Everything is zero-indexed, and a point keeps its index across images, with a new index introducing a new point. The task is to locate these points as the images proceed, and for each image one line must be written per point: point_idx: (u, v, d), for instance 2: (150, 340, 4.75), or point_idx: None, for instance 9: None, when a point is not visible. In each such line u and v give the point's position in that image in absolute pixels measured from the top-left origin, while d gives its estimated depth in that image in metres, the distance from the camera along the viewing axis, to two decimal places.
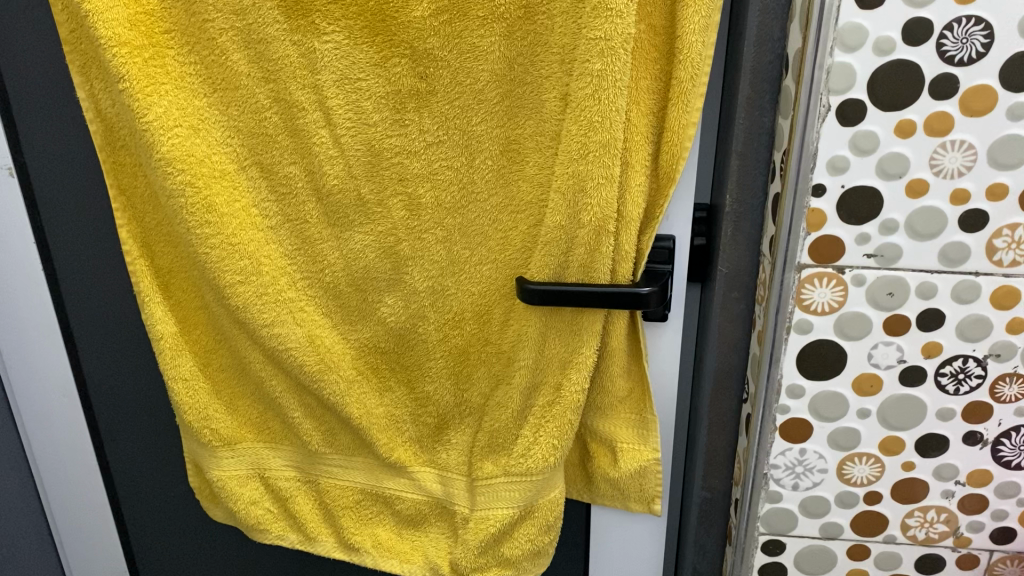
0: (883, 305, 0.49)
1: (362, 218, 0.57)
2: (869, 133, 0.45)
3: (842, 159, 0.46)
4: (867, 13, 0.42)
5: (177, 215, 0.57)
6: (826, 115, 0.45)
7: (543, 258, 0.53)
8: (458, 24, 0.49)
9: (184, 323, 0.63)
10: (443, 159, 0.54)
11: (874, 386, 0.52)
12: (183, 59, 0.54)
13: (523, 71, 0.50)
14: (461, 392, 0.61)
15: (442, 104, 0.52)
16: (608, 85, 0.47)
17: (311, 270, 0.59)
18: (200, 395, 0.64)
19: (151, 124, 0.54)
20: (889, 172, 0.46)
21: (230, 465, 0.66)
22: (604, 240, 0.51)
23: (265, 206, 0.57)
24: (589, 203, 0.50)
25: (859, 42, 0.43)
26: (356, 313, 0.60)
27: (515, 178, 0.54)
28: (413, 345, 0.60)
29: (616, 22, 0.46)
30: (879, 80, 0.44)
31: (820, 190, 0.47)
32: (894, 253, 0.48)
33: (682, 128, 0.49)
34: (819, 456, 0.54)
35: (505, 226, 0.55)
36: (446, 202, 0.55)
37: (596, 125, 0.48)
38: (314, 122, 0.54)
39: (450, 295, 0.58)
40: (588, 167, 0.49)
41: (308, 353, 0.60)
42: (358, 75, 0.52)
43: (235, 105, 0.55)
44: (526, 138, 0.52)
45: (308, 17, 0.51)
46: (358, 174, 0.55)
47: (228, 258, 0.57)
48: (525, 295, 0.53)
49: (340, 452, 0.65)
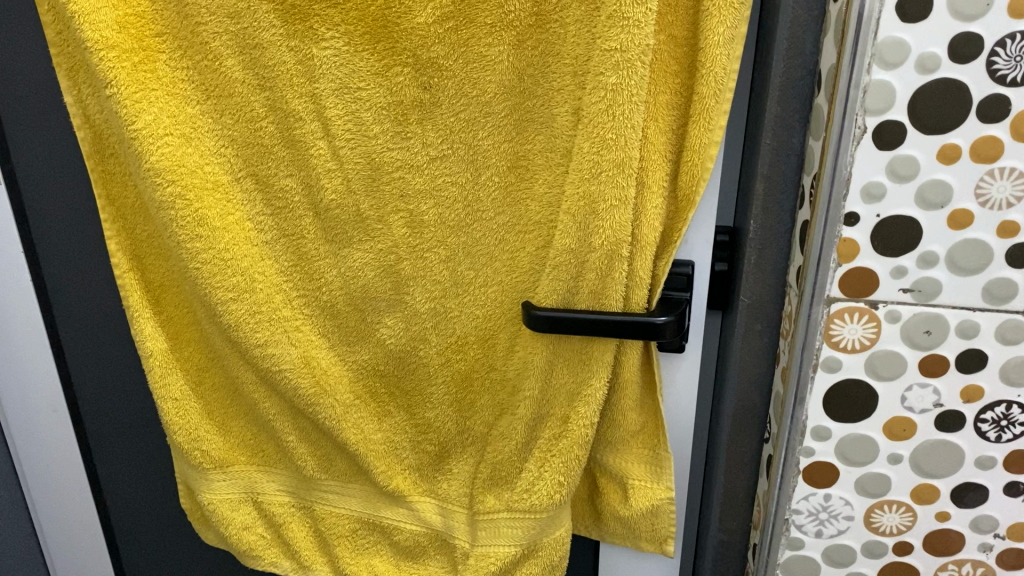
0: (919, 344, 0.45)
1: (362, 234, 0.53)
2: (908, 159, 0.41)
3: (878, 185, 0.42)
4: (909, 26, 0.38)
5: (167, 228, 0.54)
6: (861, 138, 0.41)
7: (551, 282, 0.50)
8: (464, 32, 0.46)
9: (175, 340, 0.59)
10: (448, 175, 0.51)
11: (906, 431, 0.48)
12: (175, 64, 0.51)
13: (534, 83, 0.47)
14: (463, 421, 0.58)
15: (447, 116, 0.49)
16: (623, 101, 0.44)
17: (308, 288, 0.56)
18: (190, 415, 0.60)
19: (140, 133, 0.51)
20: (930, 201, 0.42)
21: (222, 489, 0.62)
22: (616, 265, 0.48)
23: (260, 220, 0.54)
24: (601, 226, 0.47)
25: (899, 58, 0.39)
26: (354, 334, 0.57)
27: (522, 197, 0.51)
28: (414, 369, 0.57)
29: (633, 33, 0.42)
30: (921, 101, 0.40)
31: (853, 219, 0.43)
32: (933, 289, 0.44)
33: (703, 148, 0.45)
34: (845, 502, 0.50)
35: (513, 246, 0.52)
36: (450, 219, 0.52)
37: (610, 142, 0.45)
38: (312, 133, 0.51)
39: (453, 318, 0.55)
40: (601, 187, 0.46)
41: (302, 375, 0.57)
42: (358, 85, 0.49)
43: (229, 113, 0.52)
44: (535, 154, 0.49)
45: (306, 22, 0.48)
46: (357, 189, 0.52)
47: (220, 274, 0.54)
48: (531, 322, 0.50)
49: (335, 478, 0.61)
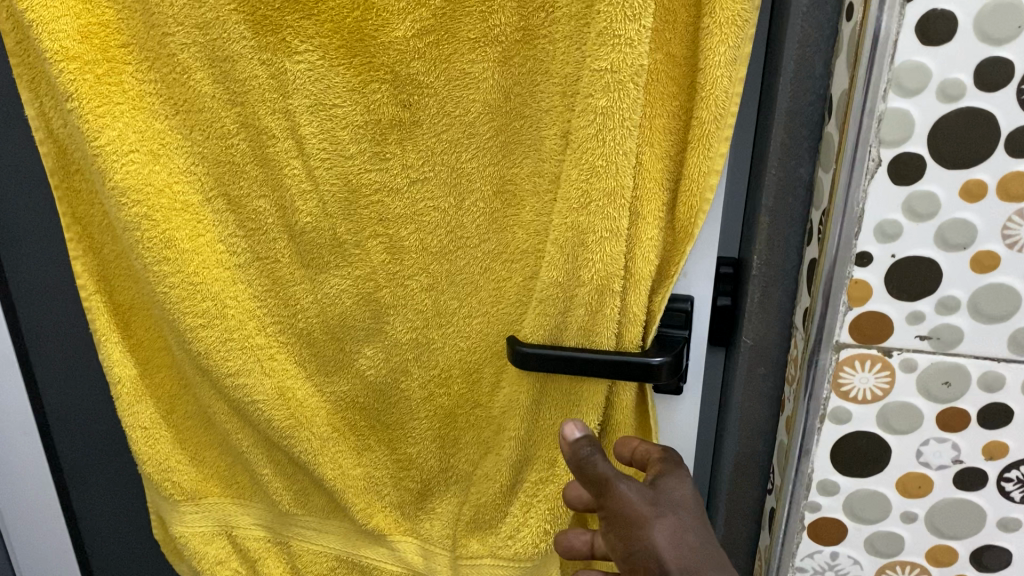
0: (937, 396, 0.41)
1: (339, 259, 0.50)
2: (928, 195, 0.37)
3: (894, 223, 0.38)
4: (930, 49, 0.34)
5: (133, 249, 0.51)
6: (875, 171, 0.37)
7: (537, 316, 0.46)
8: (446, 46, 0.43)
9: (145, 365, 0.57)
10: (430, 199, 0.47)
11: (922, 488, 0.44)
12: (142, 77, 0.48)
13: (522, 102, 0.44)
14: (447, 457, 0.54)
15: (428, 137, 0.45)
16: (614, 125, 0.40)
17: (283, 314, 0.53)
18: (161, 444, 0.57)
19: (104, 149, 0.48)
20: (951, 241, 0.38)
21: (194, 521, 0.59)
22: (607, 300, 0.44)
23: (232, 242, 0.51)
24: (590, 259, 0.43)
25: (918, 84, 0.35)
26: (332, 364, 0.54)
27: (509, 224, 0.47)
28: (395, 402, 0.53)
29: (625, 52, 0.38)
30: (942, 131, 0.36)
31: (865, 258, 0.39)
32: (954, 337, 0.40)
33: (702, 177, 0.41)
34: (853, 561, 0.46)
35: (499, 275, 0.48)
36: (431, 246, 0.48)
37: (600, 169, 0.41)
38: (285, 152, 0.48)
39: (435, 349, 0.51)
40: (590, 218, 0.42)
41: (277, 406, 0.53)
42: (334, 101, 0.45)
43: (199, 129, 0.48)
44: (523, 178, 0.46)
45: (279, 34, 0.44)
46: (334, 212, 0.49)
47: (189, 299, 0.51)
48: (516, 359, 0.46)
49: (314, 514, 0.58)
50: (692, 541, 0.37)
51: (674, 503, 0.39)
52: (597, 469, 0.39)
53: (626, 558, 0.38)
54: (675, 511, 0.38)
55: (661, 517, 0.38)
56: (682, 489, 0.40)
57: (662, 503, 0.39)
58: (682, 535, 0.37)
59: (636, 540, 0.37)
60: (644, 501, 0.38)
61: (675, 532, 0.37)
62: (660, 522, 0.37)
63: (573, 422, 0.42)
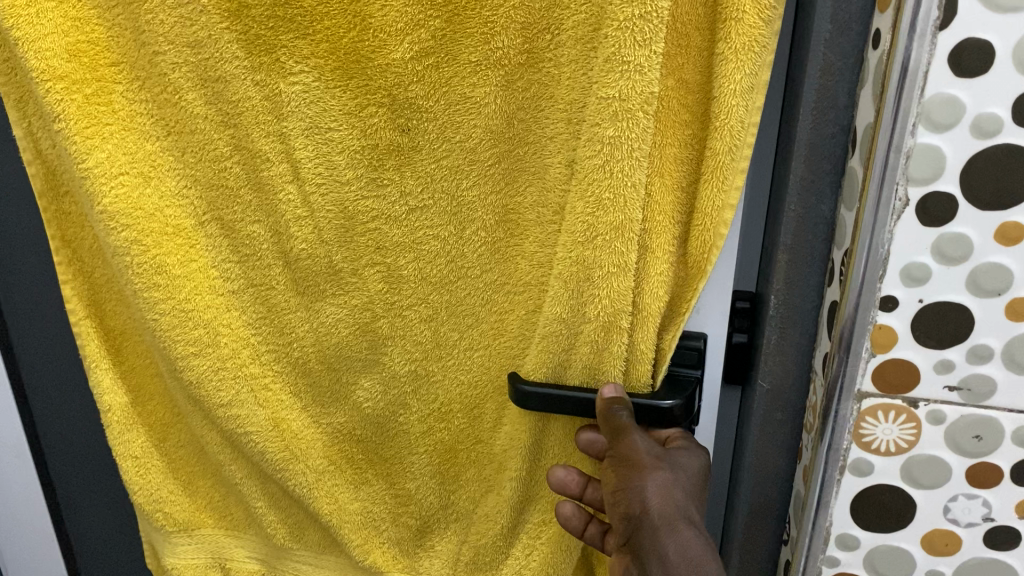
0: (966, 450, 0.38)
1: (335, 287, 0.48)
2: (959, 237, 0.34)
3: (922, 267, 0.35)
4: (964, 82, 0.32)
5: (123, 275, 0.49)
6: (903, 211, 0.34)
7: (540, 352, 0.44)
8: (446, 69, 0.40)
9: (137, 393, 0.55)
10: (430, 228, 0.45)
11: (948, 546, 0.41)
12: (133, 97, 0.46)
13: (525, 128, 0.41)
14: (447, 494, 0.52)
15: (428, 162, 0.43)
16: (621, 156, 0.38)
17: (278, 343, 0.50)
18: (153, 474, 0.55)
19: (92, 171, 0.46)
20: (984, 287, 0.35)
21: (186, 553, 0.57)
22: (614, 338, 0.41)
23: (226, 268, 0.49)
24: (597, 294, 0.41)
25: (951, 118, 0.32)
26: (328, 395, 0.52)
27: (512, 254, 0.45)
28: (393, 436, 0.51)
29: (634, 79, 0.36)
30: (976, 170, 0.33)
31: (890, 303, 0.36)
32: (986, 389, 0.37)
33: (717, 211, 0.39)
34: None
35: (501, 308, 0.46)
36: (431, 276, 0.46)
37: (607, 202, 0.39)
38: (280, 176, 0.45)
39: (435, 382, 0.49)
40: (596, 252, 0.40)
41: (271, 439, 0.51)
42: (330, 124, 0.43)
43: (191, 151, 0.46)
44: (526, 208, 0.44)
45: (273, 54, 0.42)
46: (329, 239, 0.46)
47: (179, 325, 0.49)
48: (517, 398, 0.44)
49: (309, 549, 0.56)
50: (679, 496, 0.38)
51: (678, 466, 0.40)
52: (619, 418, 0.40)
53: (618, 495, 0.39)
54: (674, 470, 0.39)
55: (658, 468, 0.39)
56: (689, 458, 0.41)
57: (665, 460, 0.40)
58: (673, 489, 0.38)
59: (631, 480, 0.39)
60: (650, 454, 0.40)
61: (667, 483, 0.38)
62: (656, 472, 0.39)
63: (615, 385, 0.41)
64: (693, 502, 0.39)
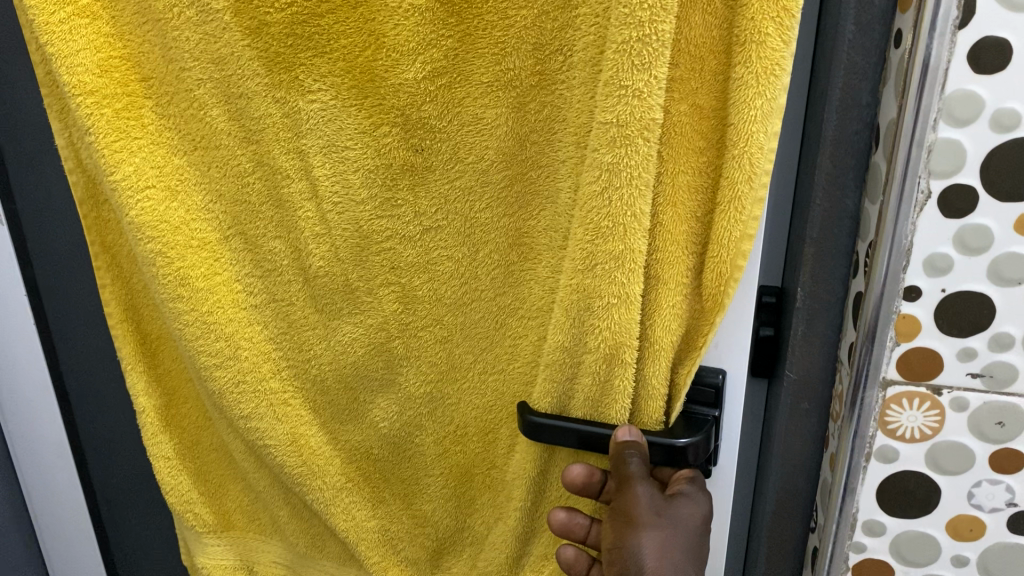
0: (990, 436, 0.39)
1: (352, 306, 0.47)
2: (980, 228, 0.35)
3: (944, 257, 0.36)
4: (983, 79, 0.32)
5: (152, 283, 0.50)
6: (925, 204, 0.35)
7: (545, 382, 0.43)
8: (458, 89, 0.40)
9: (172, 397, 0.56)
10: (444, 248, 0.44)
11: (973, 531, 0.41)
12: (161, 112, 0.47)
13: (539, 151, 0.40)
14: (463, 516, 0.51)
15: (441, 183, 0.42)
16: (623, 182, 0.36)
17: (297, 359, 0.50)
18: (184, 476, 0.56)
19: (120, 184, 0.47)
20: (1006, 276, 0.36)
21: (216, 553, 0.58)
22: (617, 370, 0.41)
23: (249, 282, 0.49)
24: (597, 324, 0.40)
25: (970, 114, 0.33)
26: (346, 414, 0.51)
27: (526, 278, 0.44)
28: (410, 457, 0.50)
29: (632, 106, 0.35)
30: (996, 163, 0.34)
31: (913, 293, 0.37)
32: (1007, 375, 0.37)
33: (734, 242, 0.37)
34: None
35: (515, 332, 0.45)
36: (445, 296, 0.45)
37: (605, 231, 0.38)
38: (300, 193, 0.45)
39: (450, 406, 0.48)
40: (596, 281, 0.39)
41: (290, 453, 0.51)
42: (345, 143, 0.42)
43: (215, 165, 0.47)
44: (539, 232, 0.42)
45: (291, 72, 0.42)
46: (344, 257, 0.46)
47: (202, 336, 0.50)
48: (524, 428, 0.44)
49: (331, 560, 0.55)
50: (676, 558, 0.40)
51: (680, 518, 0.41)
52: (629, 467, 0.40)
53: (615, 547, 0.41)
54: (675, 526, 0.40)
55: (656, 527, 0.40)
56: (692, 506, 0.42)
57: (666, 514, 0.41)
58: (670, 548, 0.40)
59: (628, 538, 0.40)
60: (652, 507, 0.40)
61: (665, 543, 0.40)
62: (654, 533, 0.40)
63: (628, 427, 0.41)
64: (688, 558, 0.41)
